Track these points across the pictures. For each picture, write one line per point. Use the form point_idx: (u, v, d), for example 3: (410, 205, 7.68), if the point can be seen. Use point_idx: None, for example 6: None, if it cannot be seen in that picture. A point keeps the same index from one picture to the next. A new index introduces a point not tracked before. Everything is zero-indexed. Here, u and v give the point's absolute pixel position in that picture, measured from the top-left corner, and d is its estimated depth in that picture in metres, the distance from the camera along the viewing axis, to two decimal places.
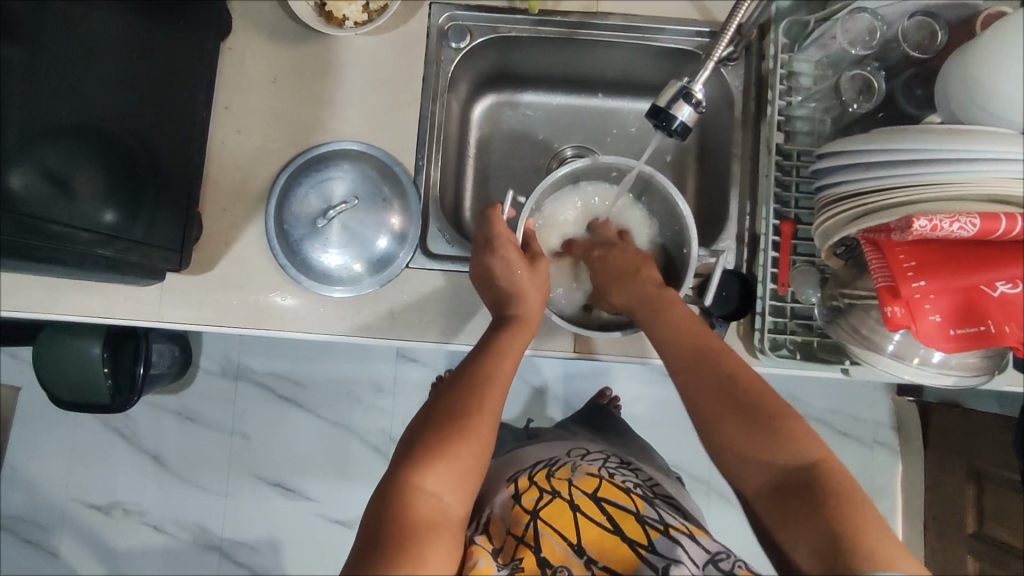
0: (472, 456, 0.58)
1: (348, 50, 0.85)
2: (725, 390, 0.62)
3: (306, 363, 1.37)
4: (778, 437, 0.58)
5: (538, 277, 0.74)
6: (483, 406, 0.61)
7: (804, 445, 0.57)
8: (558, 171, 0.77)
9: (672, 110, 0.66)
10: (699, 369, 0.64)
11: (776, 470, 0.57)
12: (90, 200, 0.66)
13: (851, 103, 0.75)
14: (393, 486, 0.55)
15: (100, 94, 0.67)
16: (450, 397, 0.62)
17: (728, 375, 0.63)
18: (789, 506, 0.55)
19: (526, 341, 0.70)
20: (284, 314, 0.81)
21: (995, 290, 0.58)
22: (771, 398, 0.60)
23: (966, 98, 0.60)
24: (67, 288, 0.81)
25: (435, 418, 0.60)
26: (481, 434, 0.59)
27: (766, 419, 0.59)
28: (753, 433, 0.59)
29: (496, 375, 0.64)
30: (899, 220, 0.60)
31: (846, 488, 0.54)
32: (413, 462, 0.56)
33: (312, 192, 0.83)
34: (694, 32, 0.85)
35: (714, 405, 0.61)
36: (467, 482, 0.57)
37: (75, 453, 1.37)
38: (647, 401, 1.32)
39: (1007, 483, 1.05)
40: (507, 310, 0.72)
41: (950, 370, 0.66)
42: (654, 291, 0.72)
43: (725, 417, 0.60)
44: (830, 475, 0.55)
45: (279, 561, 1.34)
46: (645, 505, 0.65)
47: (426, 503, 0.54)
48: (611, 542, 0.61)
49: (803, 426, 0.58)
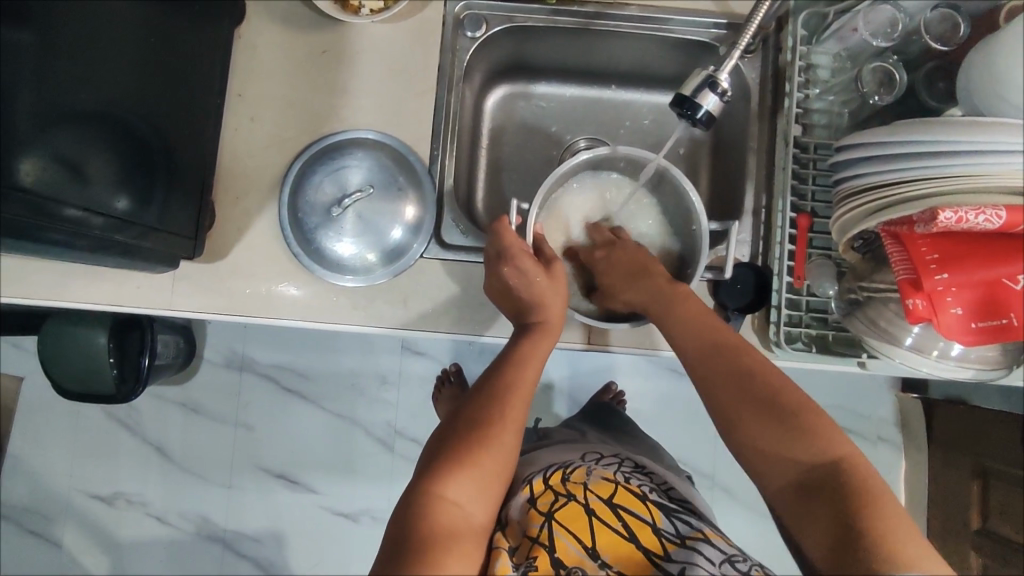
0: (495, 464, 0.58)
1: (363, 38, 0.84)
2: (744, 386, 0.61)
3: (312, 355, 1.36)
4: (800, 432, 0.57)
5: (556, 283, 0.72)
6: (504, 414, 0.61)
7: (827, 441, 0.57)
8: (575, 159, 0.76)
9: (697, 98, 0.65)
10: (718, 365, 0.64)
11: (796, 467, 0.57)
12: (104, 185, 0.65)
13: (872, 95, 0.73)
14: (415, 496, 0.55)
15: (110, 79, 0.66)
16: (472, 406, 0.62)
17: (749, 369, 0.62)
18: (816, 504, 0.55)
19: (550, 348, 0.70)
20: (296, 303, 0.80)
21: (1017, 283, 0.57)
22: (793, 393, 0.60)
23: (991, 91, 0.60)
24: (78, 274, 0.80)
25: (457, 427, 0.60)
26: (503, 443, 0.59)
27: (789, 414, 0.58)
28: (775, 429, 0.58)
29: (519, 385, 0.63)
30: (923, 212, 0.60)
31: (870, 486, 0.54)
32: (436, 470, 0.56)
33: (327, 180, 0.83)
34: (711, 24, 0.85)
35: (736, 402, 0.61)
36: (489, 491, 0.57)
37: (79, 443, 1.36)
38: (653, 397, 1.32)
39: (1013, 479, 1.05)
40: (527, 318, 0.71)
41: (968, 364, 0.66)
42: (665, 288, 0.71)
43: (748, 414, 0.60)
44: (855, 473, 0.55)
45: (283, 554, 1.34)
46: (661, 516, 0.65)
47: (448, 512, 0.54)
48: (627, 550, 0.62)
49: (827, 421, 0.58)
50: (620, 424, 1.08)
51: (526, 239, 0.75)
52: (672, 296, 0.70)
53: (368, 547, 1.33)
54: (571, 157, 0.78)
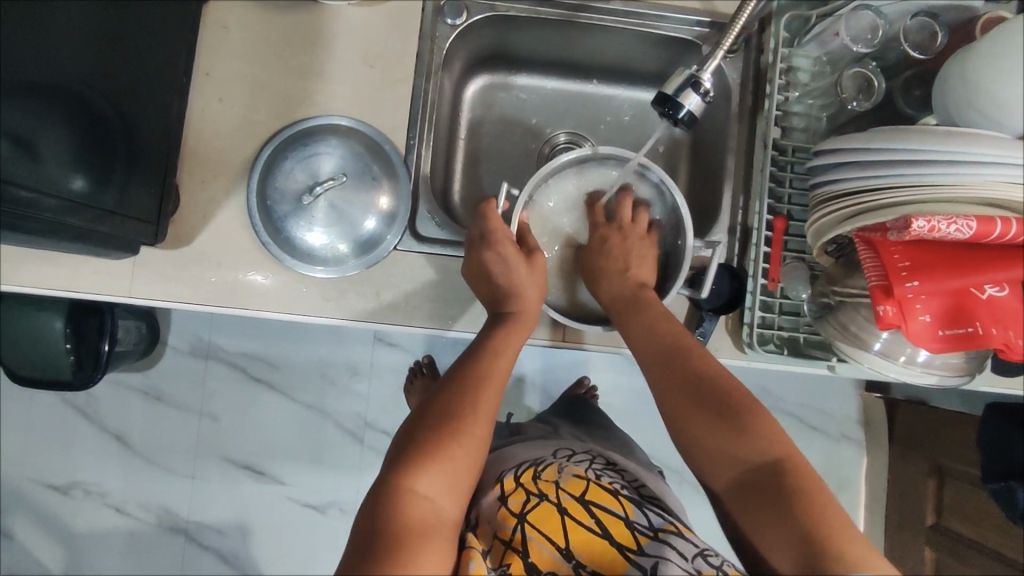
0: (467, 458, 0.57)
1: (339, 22, 0.81)
2: (693, 385, 0.62)
3: (281, 344, 1.33)
4: (741, 431, 0.58)
5: (535, 273, 0.71)
6: (477, 407, 0.60)
7: (771, 442, 0.57)
8: (563, 155, 0.75)
9: (679, 98, 0.65)
10: (672, 368, 0.64)
11: (741, 464, 0.57)
12: (55, 165, 0.62)
13: (851, 100, 0.74)
14: (383, 489, 0.54)
15: (63, 50, 0.62)
16: (443, 398, 0.61)
17: (700, 374, 0.62)
18: (759, 504, 0.55)
19: (524, 340, 0.69)
20: (263, 293, 0.78)
21: (984, 292, 0.59)
22: (740, 396, 0.60)
23: (965, 102, 0.61)
24: (32, 258, 0.76)
25: (427, 419, 0.59)
26: (477, 436, 0.58)
27: (733, 415, 0.59)
28: (721, 429, 0.58)
29: (491, 377, 0.63)
30: (898, 219, 0.60)
31: (806, 483, 0.54)
32: (407, 464, 0.55)
33: (299, 166, 0.80)
34: (695, 22, 0.84)
35: (686, 400, 0.61)
36: (461, 485, 0.56)
37: (34, 431, 1.31)
38: (625, 392, 1.32)
39: (968, 479, 1.08)
40: (504, 308, 0.70)
41: (932, 370, 0.68)
42: (630, 291, 0.72)
43: (695, 415, 0.60)
44: (798, 472, 0.55)
45: (246, 545, 1.31)
46: (633, 508, 0.64)
47: (419, 506, 0.53)
48: (599, 545, 0.61)
49: (771, 422, 0.58)
50: (592, 418, 1.08)
51: (509, 228, 0.74)
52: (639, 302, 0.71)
53: (335, 539, 1.32)
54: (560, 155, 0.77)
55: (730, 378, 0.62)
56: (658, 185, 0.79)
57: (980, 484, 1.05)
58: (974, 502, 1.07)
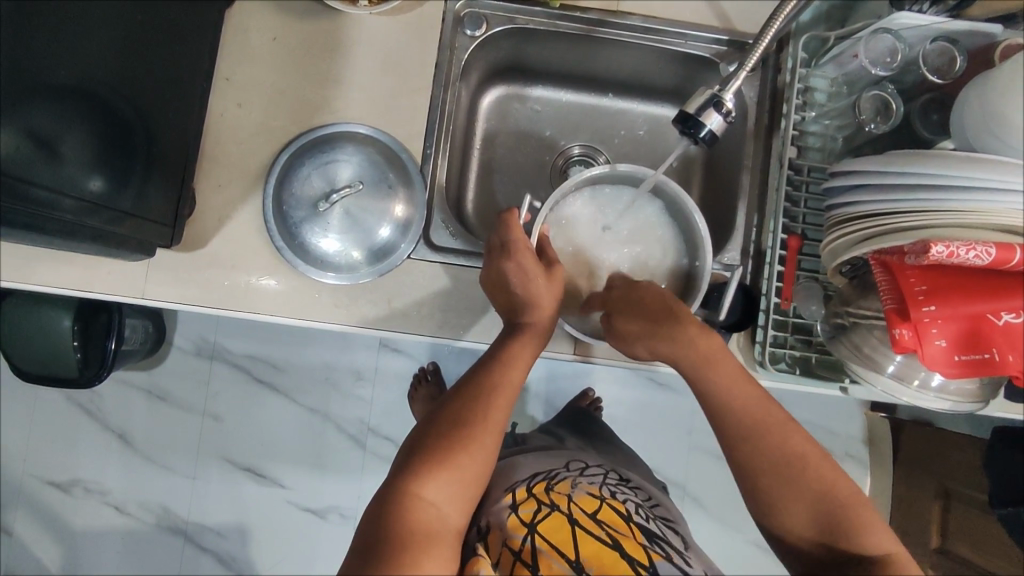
0: (475, 467, 0.57)
1: (360, 30, 0.82)
2: (776, 454, 0.61)
3: (286, 348, 1.33)
4: (833, 513, 0.58)
5: (554, 286, 0.71)
6: (486, 416, 0.60)
7: (856, 519, 0.58)
8: (587, 172, 0.76)
9: (700, 117, 0.64)
10: (748, 431, 0.62)
11: (823, 541, 0.58)
12: (76, 166, 0.62)
13: (868, 123, 0.73)
14: (391, 493, 0.54)
15: (87, 52, 0.62)
16: (454, 406, 0.61)
17: (778, 440, 0.61)
18: (835, 570, 0.57)
19: (538, 351, 0.69)
20: (277, 299, 0.78)
21: (1000, 319, 0.58)
22: (825, 471, 0.60)
23: (985, 129, 0.61)
24: (46, 256, 0.76)
25: (438, 427, 0.59)
26: (484, 444, 0.58)
27: (821, 491, 0.59)
28: (805, 508, 0.59)
29: (502, 386, 0.62)
30: (915, 244, 0.60)
31: (896, 560, 0.55)
32: (414, 469, 0.55)
33: (316, 173, 0.80)
34: (712, 39, 0.85)
35: (764, 471, 0.61)
36: (467, 492, 0.56)
37: (37, 428, 1.31)
38: (629, 405, 1.32)
39: (974, 503, 1.07)
40: (518, 318, 0.70)
41: (947, 396, 0.68)
42: (691, 339, 0.66)
43: (776, 489, 0.60)
44: (882, 547, 0.56)
45: (245, 548, 1.31)
46: (643, 533, 0.64)
47: (424, 512, 0.53)
48: (610, 558, 0.60)
49: (860, 499, 0.59)
50: (598, 431, 1.08)
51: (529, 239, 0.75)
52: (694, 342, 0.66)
53: (334, 544, 1.31)
54: (579, 171, 0.77)
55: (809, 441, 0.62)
56: (673, 200, 0.78)
57: (986, 507, 1.04)
58: (981, 527, 1.06)
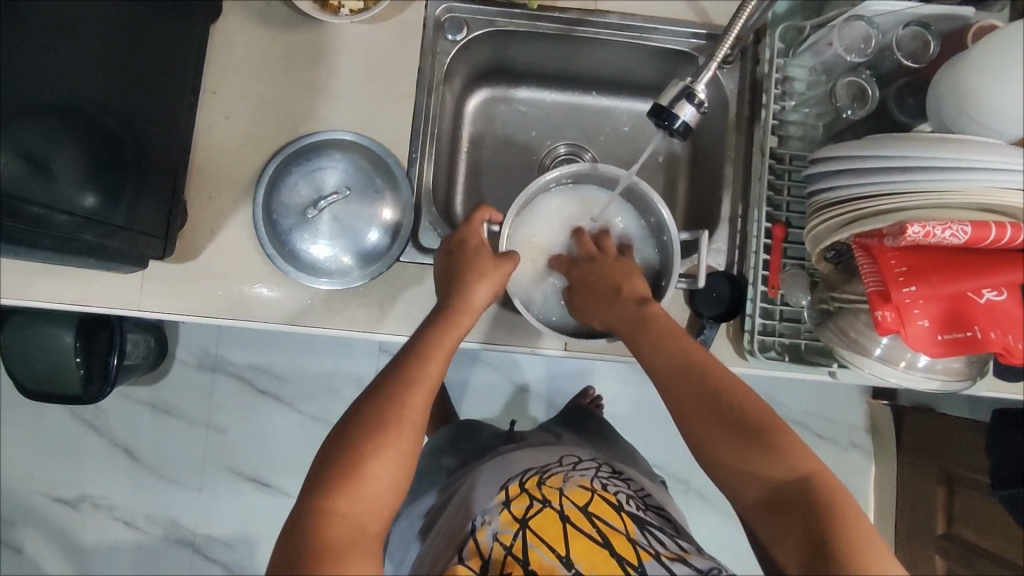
0: (386, 468, 0.56)
1: (343, 38, 0.83)
2: (711, 401, 0.59)
3: (287, 357, 1.34)
4: (770, 454, 0.55)
5: (487, 272, 0.70)
6: (399, 414, 0.58)
7: (793, 458, 0.55)
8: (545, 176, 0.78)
9: (674, 109, 0.65)
10: (685, 384, 0.61)
11: (765, 482, 0.55)
12: (69, 182, 0.64)
13: (845, 109, 0.75)
14: (307, 509, 0.53)
15: (75, 71, 0.63)
16: (369, 401, 0.59)
17: (713, 388, 0.59)
18: (785, 522, 0.53)
19: (462, 335, 0.67)
20: (270, 306, 0.79)
21: (982, 297, 0.59)
22: (761, 412, 0.58)
23: (959, 110, 0.61)
24: (44, 272, 0.78)
25: (348, 428, 0.57)
26: (399, 446, 0.57)
27: (757, 432, 0.56)
28: (743, 449, 0.56)
29: (419, 380, 0.60)
30: (892, 226, 0.60)
31: (835, 496, 0.52)
32: (326, 483, 0.54)
33: (303, 181, 0.81)
34: (690, 33, 0.86)
35: (700, 419, 0.59)
36: (387, 498, 0.56)
37: (44, 445, 1.33)
38: (629, 402, 1.33)
39: (977, 486, 1.07)
40: (443, 305, 0.68)
41: (935, 375, 0.68)
42: (632, 309, 0.69)
43: (715, 436, 0.58)
44: (822, 485, 0.53)
45: (253, 558, 1.32)
46: (635, 528, 0.64)
47: (339, 525, 0.53)
48: (599, 556, 0.60)
49: (794, 438, 0.56)
50: (598, 428, 1.08)
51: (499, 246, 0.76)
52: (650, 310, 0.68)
53: None
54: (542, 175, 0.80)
55: (744, 387, 0.60)
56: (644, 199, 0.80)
57: (989, 490, 1.04)
58: (985, 510, 1.06)
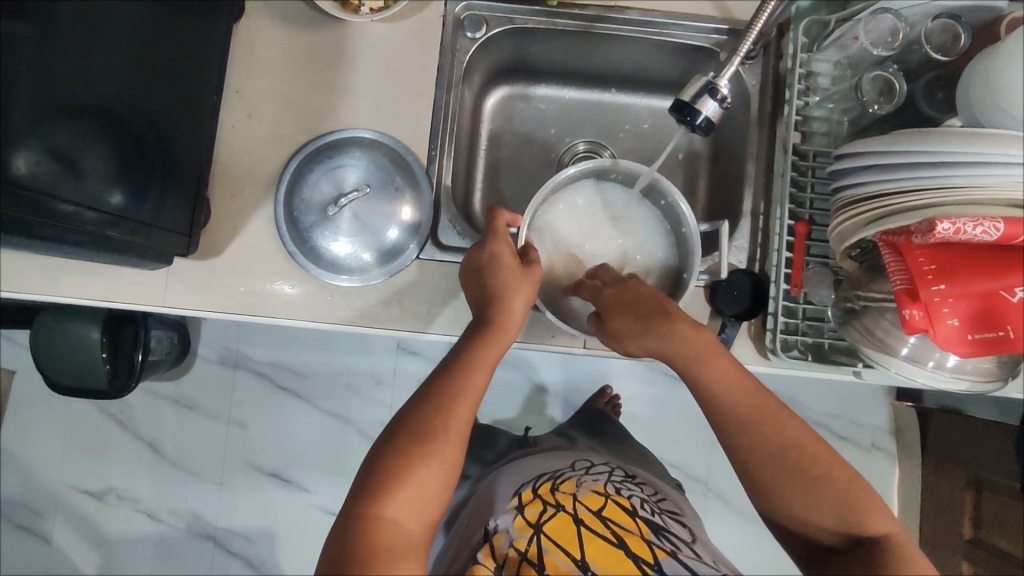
0: (434, 480, 0.56)
1: (364, 37, 0.84)
2: (750, 424, 0.61)
3: (306, 354, 1.35)
4: (807, 475, 0.59)
5: (526, 277, 0.69)
6: (446, 426, 0.58)
7: (829, 476, 0.59)
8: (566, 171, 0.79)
9: (696, 105, 0.65)
10: (723, 405, 0.63)
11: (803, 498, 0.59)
12: (98, 180, 0.65)
13: (872, 103, 0.73)
14: (354, 515, 0.54)
15: (105, 72, 0.65)
16: (414, 412, 0.59)
17: (747, 411, 0.62)
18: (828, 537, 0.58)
19: (504, 346, 0.67)
20: (291, 303, 0.80)
21: (1015, 295, 0.57)
22: (792, 430, 0.61)
23: (991, 103, 0.60)
24: (71, 268, 0.79)
25: (394, 436, 0.57)
26: (446, 456, 0.57)
27: (795, 453, 0.60)
28: (783, 474, 0.60)
29: (464, 393, 0.60)
30: (921, 223, 0.59)
31: (865, 506, 0.58)
32: (372, 489, 0.54)
33: (324, 178, 0.82)
34: (711, 29, 0.85)
35: (743, 441, 0.61)
36: (429, 508, 0.56)
37: (71, 438, 1.35)
38: (647, 402, 1.32)
39: (1006, 491, 1.05)
40: (484, 312, 0.67)
41: (964, 375, 0.66)
42: (650, 300, 0.68)
43: (756, 457, 0.61)
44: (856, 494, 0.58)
45: (272, 552, 1.33)
46: (649, 530, 0.64)
47: (388, 530, 0.53)
48: (616, 556, 0.60)
49: (826, 450, 0.60)
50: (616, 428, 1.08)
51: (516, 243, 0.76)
52: (660, 304, 0.68)
53: None
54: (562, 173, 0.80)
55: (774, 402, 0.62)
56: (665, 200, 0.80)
57: (1018, 495, 1.02)
58: (1013, 515, 1.04)
